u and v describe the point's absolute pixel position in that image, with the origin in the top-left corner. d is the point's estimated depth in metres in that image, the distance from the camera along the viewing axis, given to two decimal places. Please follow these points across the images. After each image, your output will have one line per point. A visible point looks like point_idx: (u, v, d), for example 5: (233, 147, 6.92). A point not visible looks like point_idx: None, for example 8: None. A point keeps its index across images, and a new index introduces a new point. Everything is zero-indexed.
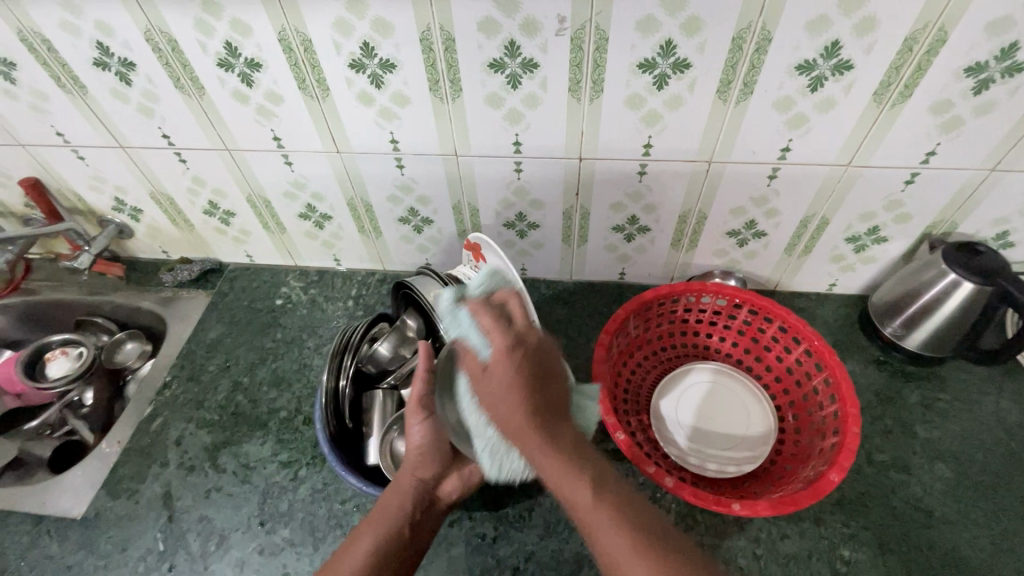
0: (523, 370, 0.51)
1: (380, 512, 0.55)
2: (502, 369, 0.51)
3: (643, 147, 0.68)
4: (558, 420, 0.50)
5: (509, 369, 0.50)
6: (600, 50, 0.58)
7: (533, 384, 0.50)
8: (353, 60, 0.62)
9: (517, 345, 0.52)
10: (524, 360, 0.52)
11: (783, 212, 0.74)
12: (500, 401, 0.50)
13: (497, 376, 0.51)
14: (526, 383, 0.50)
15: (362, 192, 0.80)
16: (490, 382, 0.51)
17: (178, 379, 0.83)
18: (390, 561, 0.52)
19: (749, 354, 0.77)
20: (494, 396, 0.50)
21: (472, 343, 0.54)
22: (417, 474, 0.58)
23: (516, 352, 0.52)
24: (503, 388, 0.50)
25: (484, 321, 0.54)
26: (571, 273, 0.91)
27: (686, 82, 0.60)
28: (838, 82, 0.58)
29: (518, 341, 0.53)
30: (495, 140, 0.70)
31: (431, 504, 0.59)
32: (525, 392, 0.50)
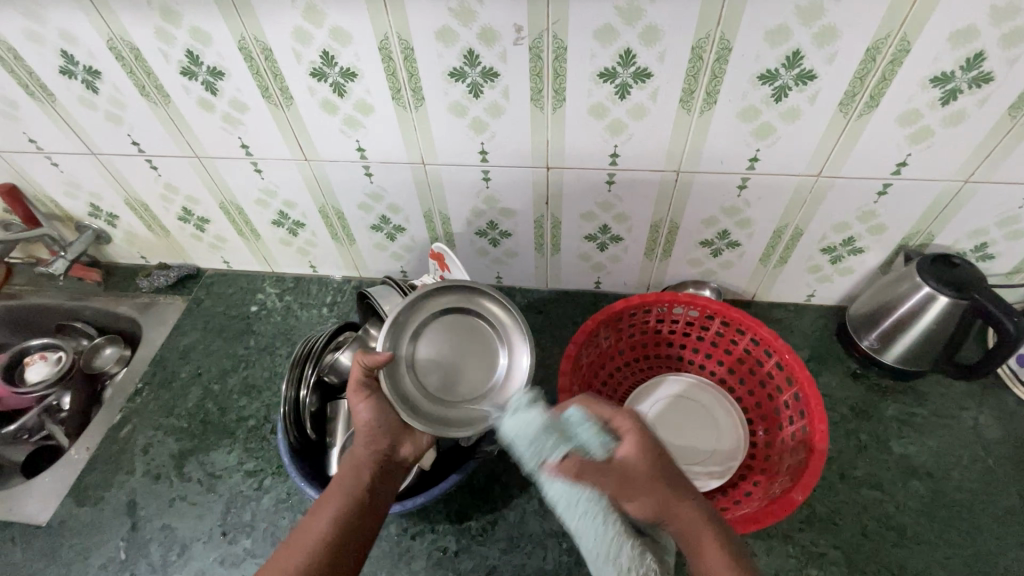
0: (659, 466, 0.51)
1: (329, 493, 0.51)
2: (640, 465, 0.51)
3: (610, 157, 0.67)
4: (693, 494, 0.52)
5: (652, 454, 0.51)
6: (559, 59, 0.57)
7: (670, 465, 0.52)
8: (314, 69, 0.62)
9: (647, 433, 0.53)
10: (660, 453, 0.52)
11: (756, 222, 0.73)
12: (648, 498, 0.51)
13: (638, 468, 0.51)
14: (662, 474, 0.51)
15: (333, 199, 0.80)
16: (635, 477, 0.51)
17: (149, 386, 0.83)
18: (345, 537, 0.49)
19: (721, 366, 0.77)
20: (641, 490, 0.51)
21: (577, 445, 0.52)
22: (368, 447, 0.55)
23: (649, 438, 0.53)
24: (648, 479, 0.51)
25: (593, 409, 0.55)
26: (547, 282, 0.90)
27: (648, 92, 0.59)
28: (802, 92, 0.57)
29: (643, 433, 0.52)
30: (461, 149, 0.69)
31: (389, 469, 0.55)
32: (666, 479, 0.51)
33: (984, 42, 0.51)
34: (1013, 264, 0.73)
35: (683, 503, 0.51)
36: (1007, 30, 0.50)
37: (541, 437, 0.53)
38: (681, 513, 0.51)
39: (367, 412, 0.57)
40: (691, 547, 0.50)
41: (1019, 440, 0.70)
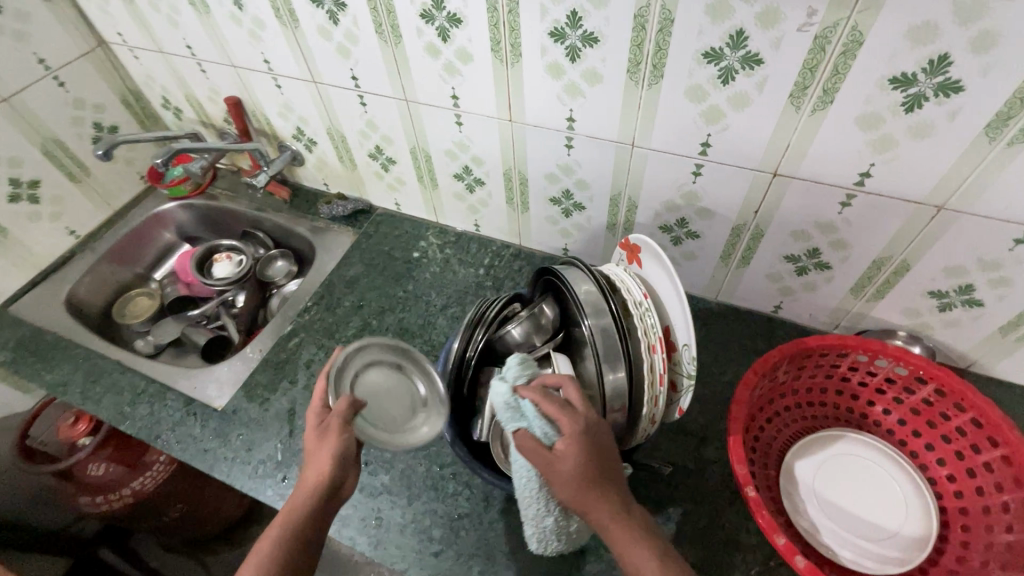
0: (578, 468, 0.46)
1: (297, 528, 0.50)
2: (574, 455, 0.46)
3: (858, 175, 0.58)
4: (614, 485, 0.48)
5: (587, 449, 0.47)
6: (846, 55, 0.49)
7: (604, 455, 0.48)
8: (556, 28, 0.59)
9: (588, 430, 0.47)
10: (594, 439, 0.48)
11: (1018, 285, 0.60)
12: (578, 493, 0.46)
13: (571, 460, 0.46)
14: (596, 468, 0.47)
15: (522, 164, 0.78)
16: (563, 470, 0.46)
17: (317, 306, 0.90)
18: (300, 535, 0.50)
19: (917, 439, 0.66)
20: (560, 481, 0.46)
21: (537, 432, 0.48)
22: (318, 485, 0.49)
23: (588, 436, 0.47)
24: (576, 472, 0.46)
25: (545, 407, 0.48)
26: (717, 294, 0.83)
27: (947, 109, 0.49)
28: None
29: (587, 429, 0.47)
30: (683, 137, 0.63)
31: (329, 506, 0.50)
32: (593, 472, 0.46)
33: None
34: None
35: (610, 502, 0.46)
36: None
37: (509, 415, 0.50)
38: (603, 513, 0.46)
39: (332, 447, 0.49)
40: (609, 531, 0.46)
41: None
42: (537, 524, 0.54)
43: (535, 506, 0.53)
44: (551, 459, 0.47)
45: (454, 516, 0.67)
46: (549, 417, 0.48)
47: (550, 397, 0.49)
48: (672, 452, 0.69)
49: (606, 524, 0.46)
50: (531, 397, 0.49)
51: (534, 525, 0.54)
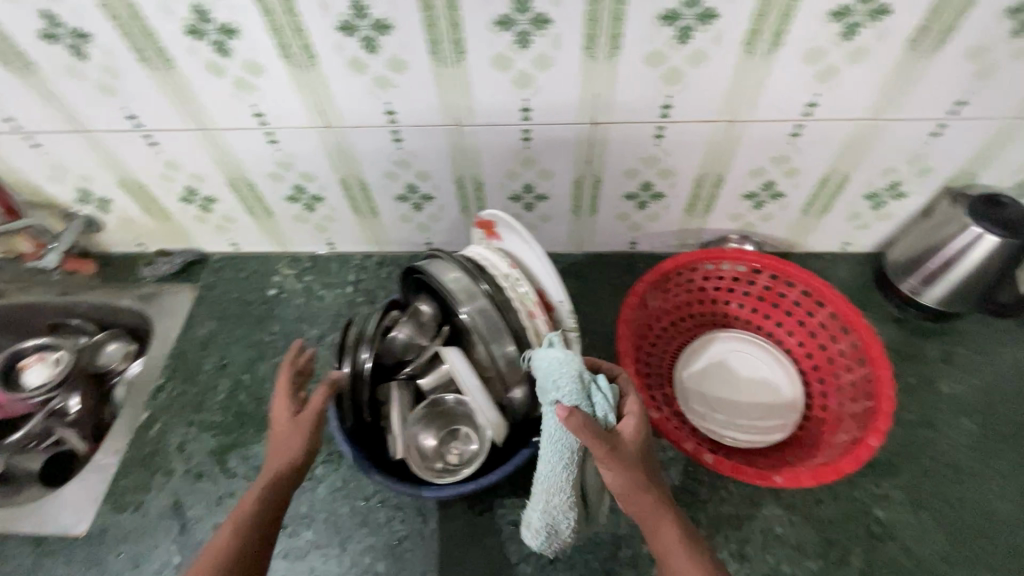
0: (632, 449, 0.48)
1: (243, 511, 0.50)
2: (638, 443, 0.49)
3: (661, 108, 0.64)
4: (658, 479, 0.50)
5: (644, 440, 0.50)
6: (619, 1, 0.53)
7: (653, 452, 0.51)
8: (343, 21, 0.56)
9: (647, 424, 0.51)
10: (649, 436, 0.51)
11: (804, 171, 0.71)
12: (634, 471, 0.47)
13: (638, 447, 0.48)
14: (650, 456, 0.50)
15: (355, 170, 0.74)
16: (628, 451, 0.47)
17: (173, 381, 0.79)
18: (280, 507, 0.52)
19: (768, 321, 0.76)
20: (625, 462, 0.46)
21: (602, 413, 0.49)
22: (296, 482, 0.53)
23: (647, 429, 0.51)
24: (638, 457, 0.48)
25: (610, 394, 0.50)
26: (580, 246, 0.87)
27: (710, 36, 0.56)
28: (874, 29, 0.55)
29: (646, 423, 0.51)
30: (503, 107, 0.64)
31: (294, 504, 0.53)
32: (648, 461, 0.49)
33: None
34: None
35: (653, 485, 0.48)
36: None
37: (576, 386, 0.48)
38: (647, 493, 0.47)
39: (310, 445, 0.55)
40: (653, 516, 0.48)
41: None
42: (555, 510, 0.54)
43: (560, 490, 0.53)
44: (615, 438, 0.47)
45: (393, 543, 0.64)
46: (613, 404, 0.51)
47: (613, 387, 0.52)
48: None
49: (653, 511, 0.47)
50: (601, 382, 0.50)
51: (552, 506, 0.54)
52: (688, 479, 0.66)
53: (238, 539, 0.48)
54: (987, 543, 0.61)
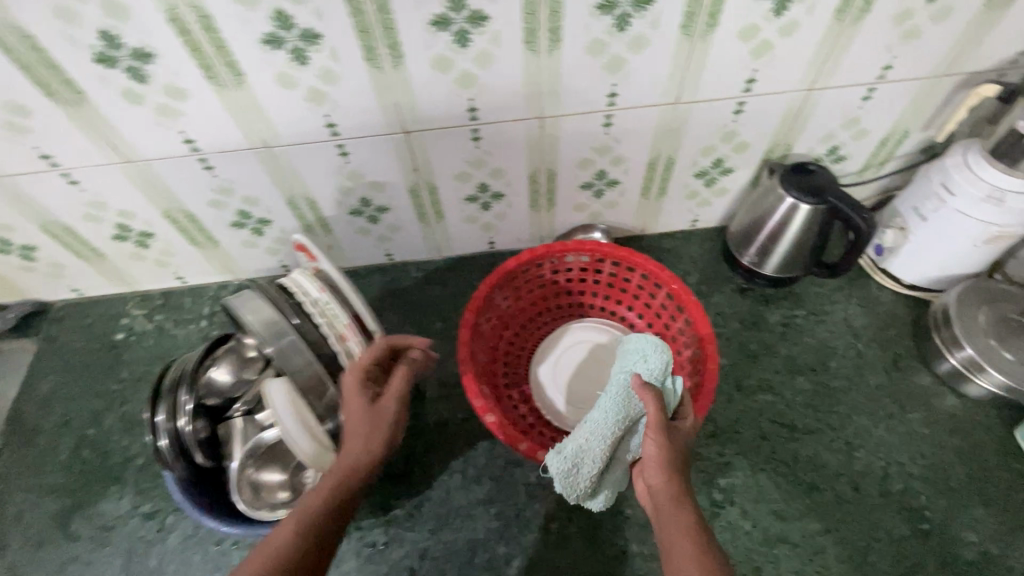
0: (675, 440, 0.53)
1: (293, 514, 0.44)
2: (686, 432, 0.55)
3: (468, 112, 0.63)
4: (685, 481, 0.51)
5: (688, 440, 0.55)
6: (383, 11, 0.52)
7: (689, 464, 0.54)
8: (97, 54, 0.52)
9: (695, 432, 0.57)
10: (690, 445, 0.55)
11: (628, 158, 0.73)
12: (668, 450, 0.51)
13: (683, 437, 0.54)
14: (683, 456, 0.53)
15: (176, 202, 0.71)
16: (679, 437, 0.54)
17: (11, 446, 0.74)
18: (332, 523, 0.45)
19: (620, 306, 0.78)
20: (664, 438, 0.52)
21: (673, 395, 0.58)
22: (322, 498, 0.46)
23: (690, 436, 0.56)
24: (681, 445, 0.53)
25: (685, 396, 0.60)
26: (440, 251, 0.86)
27: (489, 37, 0.55)
28: (644, 18, 0.55)
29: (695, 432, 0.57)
30: (306, 126, 0.62)
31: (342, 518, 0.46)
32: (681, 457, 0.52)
33: None
34: (863, 162, 0.78)
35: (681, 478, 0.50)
36: None
37: (661, 367, 0.57)
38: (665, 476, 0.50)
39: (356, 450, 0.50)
40: (666, 500, 0.49)
41: (882, 321, 0.77)
42: (590, 460, 0.57)
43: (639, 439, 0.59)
44: (675, 427, 0.54)
45: None
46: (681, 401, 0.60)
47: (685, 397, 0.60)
48: (441, 412, 0.72)
49: (673, 496, 0.48)
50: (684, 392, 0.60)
51: (574, 448, 0.57)
52: (543, 475, 0.67)
53: (298, 538, 0.42)
54: (818, 496, 0.64)
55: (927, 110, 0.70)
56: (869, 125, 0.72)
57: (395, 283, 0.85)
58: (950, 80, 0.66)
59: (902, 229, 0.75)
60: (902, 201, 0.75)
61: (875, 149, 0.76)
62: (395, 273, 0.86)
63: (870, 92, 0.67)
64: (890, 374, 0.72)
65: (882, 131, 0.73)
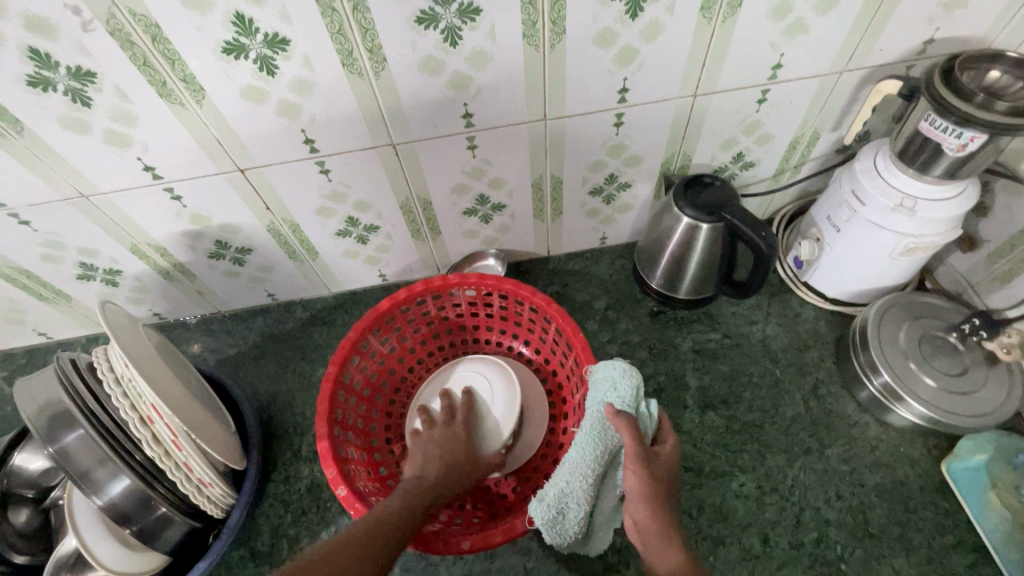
0: (652, 468, 0.49)
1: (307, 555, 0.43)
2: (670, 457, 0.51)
3: (305, 144, 0.56)
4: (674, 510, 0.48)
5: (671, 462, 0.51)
6: (159, 41, 0.44)
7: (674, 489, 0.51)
8: None
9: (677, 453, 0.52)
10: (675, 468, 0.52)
11: (508, 180, 0.65)
12: (647, 483, 0.48)
13: (665, 466, 0.50)
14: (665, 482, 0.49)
15: (1, 259, 0.63)
16: (661, 465, 0.50)
17: None
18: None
19: (518, 340, 0.72)
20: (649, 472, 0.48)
21: (648, 422, 0.53)
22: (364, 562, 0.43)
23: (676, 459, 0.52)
24: (661, 475, 0.49)
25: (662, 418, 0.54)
26: (327, 288, 0.78)
27: (298, 61, 0.48)
28: (476, 30, 0.48)
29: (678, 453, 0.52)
30: (119, 171, 0.55)
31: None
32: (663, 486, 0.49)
33: None
34: (775, 167, 0.71)
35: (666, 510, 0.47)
36: None
37: (631, 394, 0.52)
38: (649, 512, 0.47)
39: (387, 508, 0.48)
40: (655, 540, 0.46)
41: (802, 342, 0.70)
42: (577, 508, 0.51)
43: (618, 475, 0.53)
44: (656, 454, 0.50)
45: None
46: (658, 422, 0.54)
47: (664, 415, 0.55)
48: (316, 474, 0.65)
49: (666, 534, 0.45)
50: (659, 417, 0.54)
51: (555, 496, 0.51)
52: None
53: None
54: (723, 552, 0.58)
55: (833, 109, 0.63)
56: (772, 129, 0.65)
57: (278, 326, 0.78)
58: (853, 75, 0.59)
59: (818, 240, 0.68)
60: (817, 209, 0.68)
61: (784, 154, 0.68)
62: (279, 314, 0.79)
63: (765, 93, 0.60)
64: (808, 403, 0.66)
65: (789, 134, 0.66)
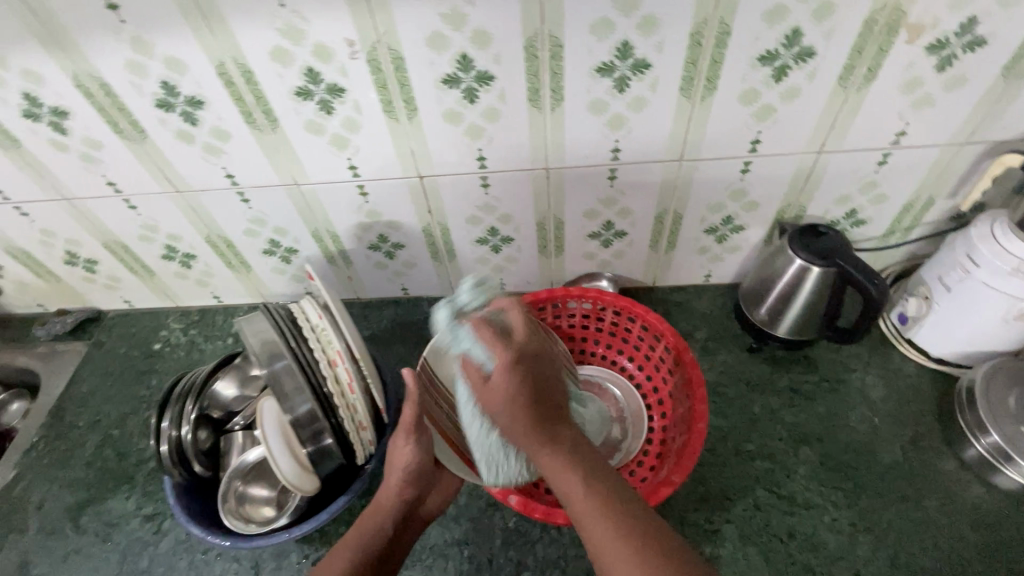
0: (524, 378, 0.54)
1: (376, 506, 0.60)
2: (507, 378, 0.53)
3: (477, 160, 0.67)
4: (555, 413, 0.53)
5: (513, 375, 0.53)
6: (400, 69, 0.57)
7: (552, 390, 0.55)
8: (158, 99, 0.61)
9: (519, 358, 0.55)
10: (529, 367, 0.55)
11: (635, 210, 0.74)
12: (503, 408, 0.53)
13: (497, 378, 0.54)
14: (525, 391, 0.53)
15: (217, 229, 0.79)
16: (492, 384, 0.55)
17: (46, 438, 0.80)
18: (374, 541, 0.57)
19: (622, 356, 0.78)
20: (489, 391, 0.54)
21: (477, 356, 0.59)
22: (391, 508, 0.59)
23: (519, 364, 0.54)
24: (502, 387, 0.53)
25: (484, 335, 0.58)
26: (452, 289, 0.89)
27: (495, 94, 0.60)
28: (642, 81, 0.58)
29: (521, 354, 0.56)
30: (330, 167, 0.68)
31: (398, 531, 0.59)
32: (514, 399, 0.52)
33: (797, 18, 0.52)
34: (886, 227, 0.75)
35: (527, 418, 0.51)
36: (815, 5, 0.51)
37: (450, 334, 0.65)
38: (523, 428, 0.51)
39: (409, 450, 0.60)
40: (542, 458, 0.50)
41: (903, 397, 0.72)
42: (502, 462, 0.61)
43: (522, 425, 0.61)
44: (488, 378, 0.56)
45: None
46: (486, 343, 0.58)
47: (491, 325, 0.59)
48: None
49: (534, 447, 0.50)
50: (483, 333, 0.58)
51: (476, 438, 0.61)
52: (521, 521, 0.66)
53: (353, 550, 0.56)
54: None
55: (949, 178, 0.68)
56: (887, 190, 0.70)
57: (407, 317, 0.89)
58: (974, 148, 0.64)
59: (925, 298, 0.71)
60: (927, 268, 0.71)
61: (897, 215, 0.73)
62: (409, 307, 0.90)
63: (886, 157, 0.66)
64: (907, 454, 0.67)
65: (904, 196, 0.71)
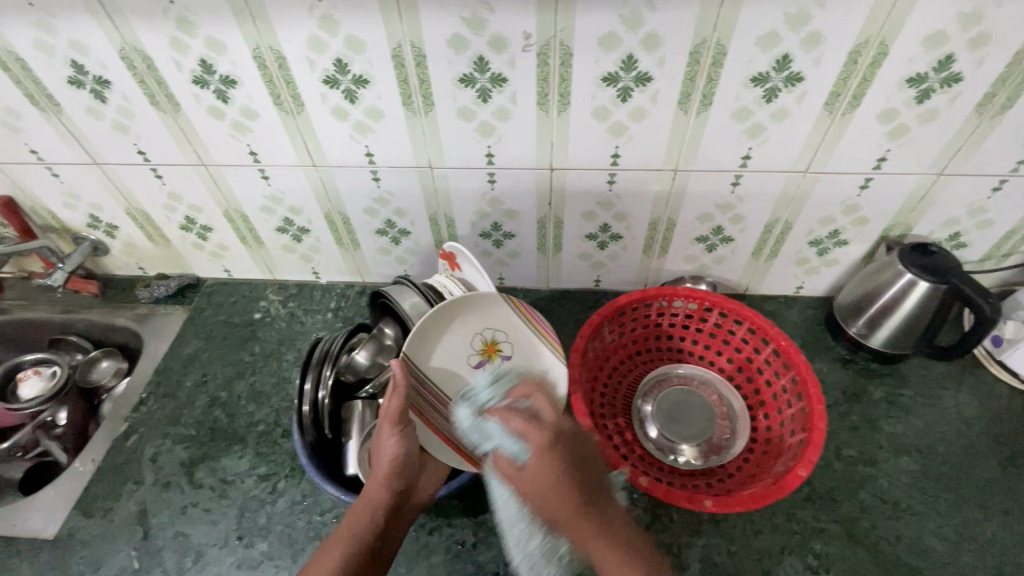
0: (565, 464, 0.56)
1: (364, 500, 0.58)
2: (547, 469, 0.54)
3: (611, 157, 0.71)
4: (606, 516, 0.55)
5: (555, 468, 0.55)
6: (565, 64, 0.61)
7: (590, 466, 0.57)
8: (327, 76, 0.64)
9: (555, 444, 0.56)
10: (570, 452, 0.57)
11: (748, 218, 0.77)
12: (555, 490, 0.54)
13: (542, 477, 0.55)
14: (570, 481, 0.54)
15: (339, 206, 0.81)
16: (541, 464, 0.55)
17: (154, 395, 0.83)
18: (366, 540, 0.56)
19: (719, 355, 0.81)
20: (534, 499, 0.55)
21: (508, 449, 0.58)
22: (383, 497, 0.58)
23: (555, 449, 0.56)
24: (547, 489, 0.54)
25: (514, 424, 0.59)
26: (548, 282, 0.92)
27: (648, 95, 0.63)
28: (791, 93, 0.61)
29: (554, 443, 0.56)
30: (468, 152, 0.72)
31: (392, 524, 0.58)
32: (563, 484, 0.54)
33: (953, 45, 0.56)
34: (984, 252, 0.79)
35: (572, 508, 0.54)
36: (974, 34, 0.55)
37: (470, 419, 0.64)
38: (574, 506, 0.54)
39: (393, 446, 0.59)
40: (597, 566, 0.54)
41: (996, 416, 0.75)
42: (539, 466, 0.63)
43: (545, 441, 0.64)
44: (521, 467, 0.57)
45: None
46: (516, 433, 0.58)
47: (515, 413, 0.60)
48: None
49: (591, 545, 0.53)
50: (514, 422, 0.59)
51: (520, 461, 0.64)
52: (631, 507, 0.68)
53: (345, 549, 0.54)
54: None
55: None
56: (995, 216, 0.73)
57: None
58: None
59: None
60: None
61: (999, 240, 0.76)
62: None
63: (1002, 183, 0.69)
64: (1005, 470, 0.70)
65: (1010, 223, 0.74)
